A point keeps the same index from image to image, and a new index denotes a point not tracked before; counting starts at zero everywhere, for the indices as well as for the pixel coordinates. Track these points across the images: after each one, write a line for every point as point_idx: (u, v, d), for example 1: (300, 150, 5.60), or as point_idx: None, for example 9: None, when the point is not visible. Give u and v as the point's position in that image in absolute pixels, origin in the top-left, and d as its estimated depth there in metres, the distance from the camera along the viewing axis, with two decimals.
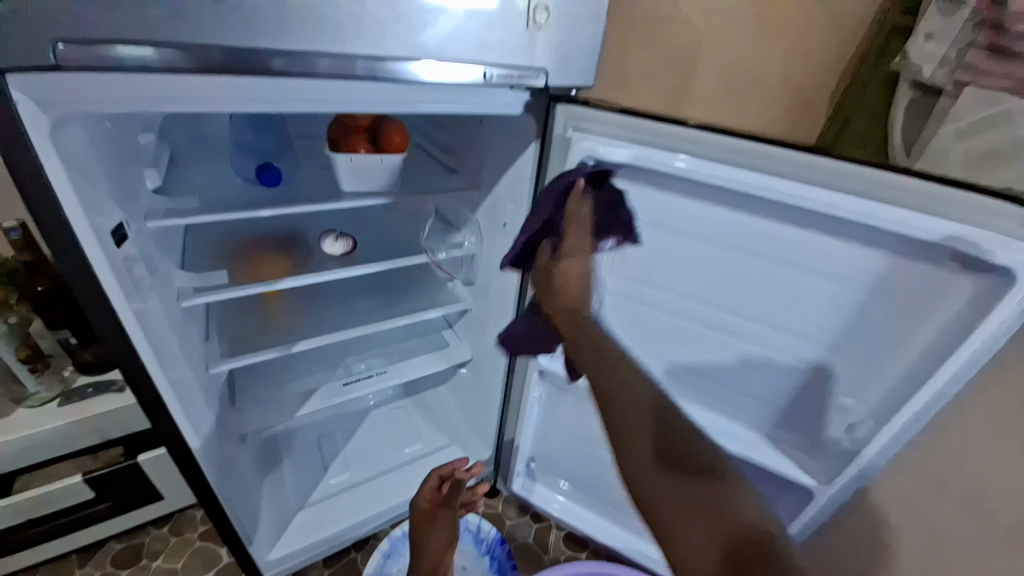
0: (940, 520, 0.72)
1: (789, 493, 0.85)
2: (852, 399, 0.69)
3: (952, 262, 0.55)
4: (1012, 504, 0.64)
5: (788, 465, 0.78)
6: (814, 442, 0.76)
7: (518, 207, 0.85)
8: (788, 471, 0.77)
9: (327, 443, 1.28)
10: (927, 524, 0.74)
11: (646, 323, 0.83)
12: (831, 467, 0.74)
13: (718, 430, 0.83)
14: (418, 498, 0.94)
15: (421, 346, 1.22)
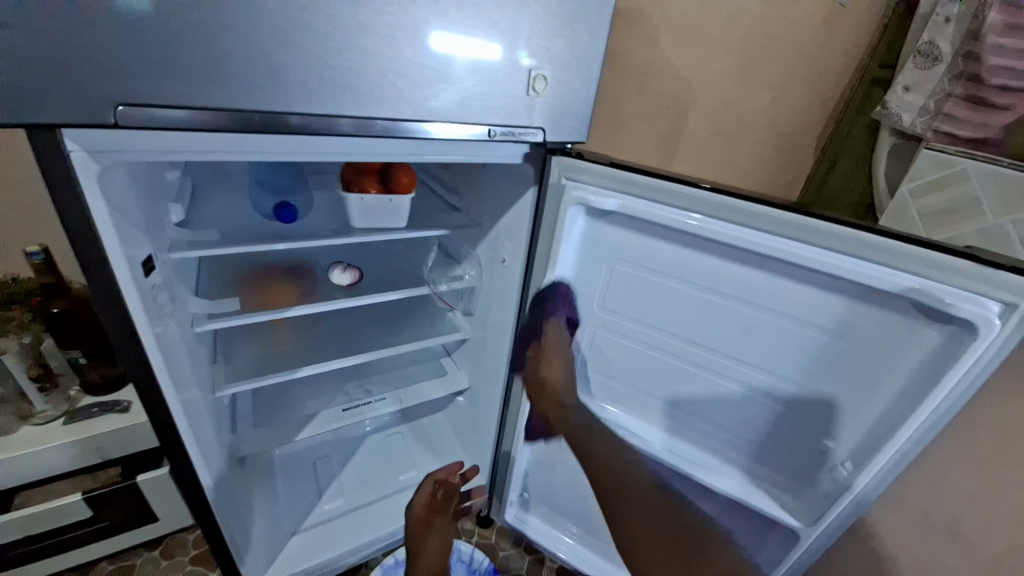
0: (928, 556, 0.76)
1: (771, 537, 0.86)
2: (832, 442, 0.72)
3: (918, 313, 0.59)
4: (991, 537, 0.69)
5: (771, 504, 0.80)
6: (796, 482, 0.79)
7: (516, 246, 0.90)
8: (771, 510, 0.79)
9: (323, 468, 1.29)
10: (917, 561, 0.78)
11: (636, 358, 0.87)
12: (814, 511, 0.76)
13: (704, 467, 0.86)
14: (415, 504, 0.98)
15: (420, 373, 1.25)
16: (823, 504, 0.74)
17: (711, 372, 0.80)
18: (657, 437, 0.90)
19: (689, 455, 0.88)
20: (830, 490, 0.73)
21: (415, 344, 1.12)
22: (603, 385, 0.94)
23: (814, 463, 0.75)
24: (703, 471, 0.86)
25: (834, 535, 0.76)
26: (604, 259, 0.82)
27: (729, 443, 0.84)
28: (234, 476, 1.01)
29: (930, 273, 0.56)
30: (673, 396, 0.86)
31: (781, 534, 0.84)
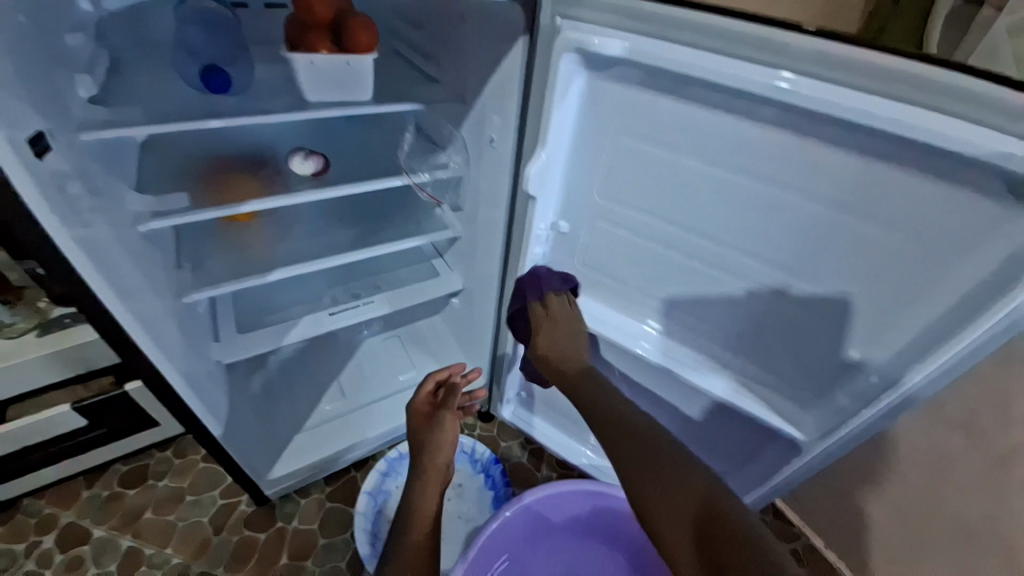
0: (945, 454, 0.81)
1: (772, 446, 0.83)
2: (856, 352, 0.64)
3: (1006, 193, 0.47)
4: (999, 431, 0.73)
5: (772, 416, 0.76)
6: (809, 396, 0.73)
7: (506, 122, 0.75)
8: (772, 421, 0.76)
9: (320, 371, 1.27)
10: (932, 457, 0.83)
11: (643, 257, 0.77)
12: (824, 423, 0.71)
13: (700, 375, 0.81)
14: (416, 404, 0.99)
15: (411, 275, 1.17)
16: (839, 409, 0.69)
17: (731, 271, 0.69)
18: (656, 343, 0.83)
19: (691, 361, 0.82)
20: (853, 398, 0.66)
21: (398, 244, 1.02)
22: (604, 286, 0.85)
23: (836, 371, 0.67)
24: (701, 379, 0.81)
25: (839, 456, 0.72)
26: (611, 134, 0.68)
27: (741, 346, 0.76)
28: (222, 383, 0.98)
29: None
30: (679, 296, 0.77)
31: (782, 446, 0.81)
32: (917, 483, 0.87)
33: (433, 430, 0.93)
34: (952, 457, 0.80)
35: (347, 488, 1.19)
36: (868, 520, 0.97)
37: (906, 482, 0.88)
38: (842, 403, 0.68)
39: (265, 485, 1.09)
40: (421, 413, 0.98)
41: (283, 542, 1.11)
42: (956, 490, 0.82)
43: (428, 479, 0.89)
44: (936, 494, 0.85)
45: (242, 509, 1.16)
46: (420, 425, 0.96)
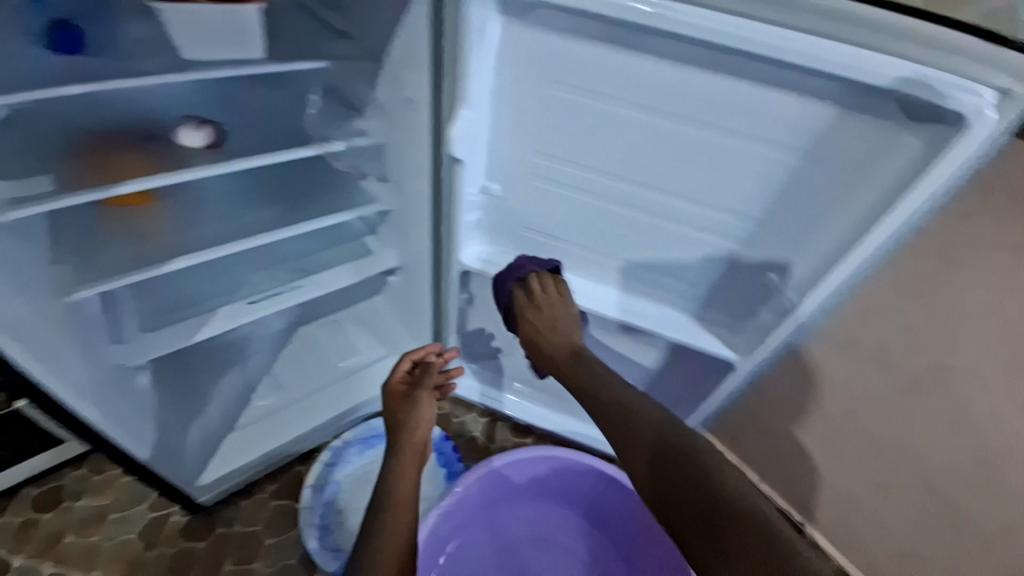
0: (866, 381, 0.87)
1: (709, 372, 0.90)
2: (777, 274, 0.70)
3: (902, 113, 0.51)
4: (908, 351, 0.80)
5: (711, 343, 0.81)
6: (739, 318, 0.79)
7: (421, 76, 0.68)
8: (711, 348, 0.80)
9: (250, 364, 1.17)
10: (856, 387, 0.89)
11: (576, 213, 0.76)
12: (752, 340, 0.78)
13: (647, 317, 0.82)
14: (392, 383, 0.93)
15: (340, 255, 1.08)
16: (763, 325, 0.76)
17: (666, 216, 0.71)
18: (602, 292, 0.84)
19: (637, 304, 0.83)
20: (776, 313, 0.73)
21: (322, 220, 0.94)
22: (540, 246, 0.83)
23: (760, 290, 0.73)
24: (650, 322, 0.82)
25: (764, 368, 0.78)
26: (534, 85, 0.63)
27: (678, 283, 0.80)
28: (123, 394, 0.87)
29: (934, 57, 0.46)
30: (618, 248, 0.78)
31: (715, 369, 0.89)
32: (842, 410, 0.93)
33: (412, 407, 0.88)
34: (863, 386, 0.88)
35: (293, 483, 1.13)
36: (796, 453, 1.05)
37: (832, 411, 0.95)
38: (767, 319, 0.75)
39: (196, 492, 1.02)
40: (398, 392, 0.92)
41: (225, 549, 1.04)
42: (871, 411, 0.89)
43: (407, 458, 0.83)
44: (856, 419, 0.92)
45: (176, 519, 1.07)
46: (397, 404, 0.90)
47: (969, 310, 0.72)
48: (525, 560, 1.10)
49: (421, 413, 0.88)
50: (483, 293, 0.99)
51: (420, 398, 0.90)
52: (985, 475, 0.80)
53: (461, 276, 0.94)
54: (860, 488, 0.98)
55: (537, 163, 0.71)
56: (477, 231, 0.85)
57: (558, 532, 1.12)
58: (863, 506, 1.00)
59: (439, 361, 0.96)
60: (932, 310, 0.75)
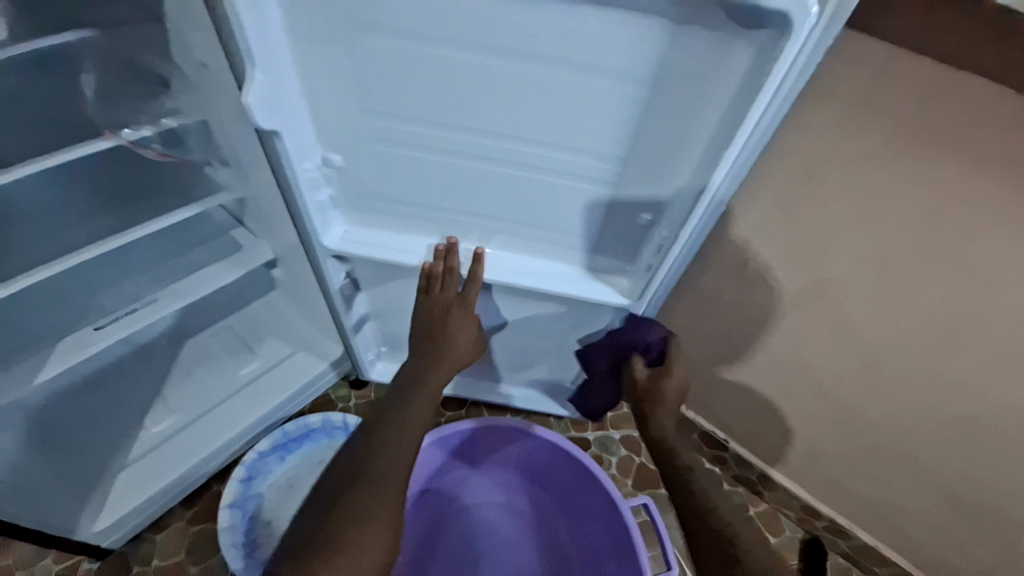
0: (759, 301, 0.90)
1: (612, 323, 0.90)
2: (649, 214, 0.69)
3: (732, 23, 0.46)
4: (790, 270, 0.82)
5: (606, 294, 0.79)
6: (628, 263, 0.78)
7: (206, 35, 0.56)
8: (605, 297, 0.79)
9: (136, 390, 1.05)
10: (750, 308, 0.92)
11: (438, 175, 0.69)
12: (640, 283, 0.78)
13: (542, 275, 0.79)
14: (431, 298, 0.78)
15: (205, 257, 0.98)
16: (647, 265, 0.75)
17: (527, 166, 0.66)
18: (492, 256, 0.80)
19: (524, 263, 0.80)
20: (653, 252, 0.73)
21: (163, 220, 0.82)
22: (411, 215, 0.76)
23: (637, 233, 0.72)
24: (546, 279, 0.79)
25: (658, 304, 0.80)
26: (341, 35, 0.54)
27: (558, 236, 0.76)
28: None
29: None
30: (492, 208, 0.73)
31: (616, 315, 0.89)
32: (742, 331, 0.97)
33: (452, 336, 0.80)
34: (757, 308, 0.91)
35: (212, 504, 1.06)
36: (713, 380, 1.11)
37: (735, 333, 0.98)
38: (648, 259, 0.75)
39: (95, 539, 0.93)
40: (436, 309, 0.79)
41: None
42: (765, 328, 0.93)
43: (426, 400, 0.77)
44: (754, 338, 0.96)
45: (87, 566, 0.97)
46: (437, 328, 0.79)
47: (833, 223, 0.73)
48: (489, 537, 1.09)
49: (452, 321, 0.80)
50: (370, 278, 0.91)
51: (455, 322, 0.80)
52: (866, 378, 0.87)
53: (337, 263, 0.84)
54: (770, 402, 1.05)
55: (377, 127, 0.63)
56: (336, 209, 0.76)
57: (498, 489, 1.12)
58: (775, 418, 1.07)
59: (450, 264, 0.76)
60: (807, 226, 0.75)
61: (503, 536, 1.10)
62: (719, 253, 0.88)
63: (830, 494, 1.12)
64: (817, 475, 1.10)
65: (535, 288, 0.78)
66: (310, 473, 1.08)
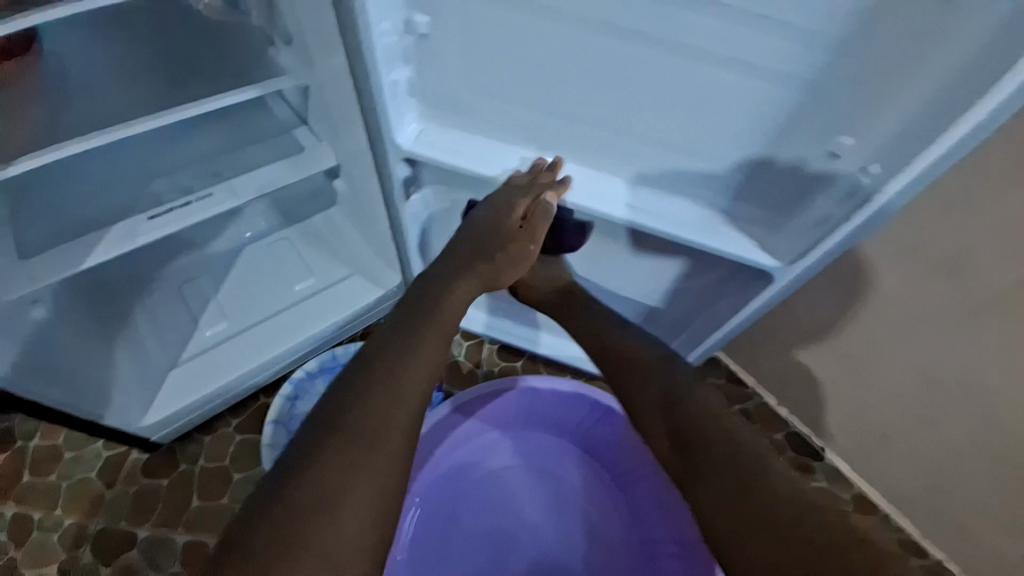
0: (934, 293, 0.72)
1: (729, 293, 0.73)
2: (850, 138, 0.50)
3: None
4: (996, 258, 0.64)
5: (746, 246, 0.62)
6: (780, 215, 0.59)
7: None
8: (745, 252, 0.61)
9: (192, 291, 1.02)
10: (920, 300, 0.74)
11: (561, 58, 0.52)
12: (799, 242, 0.59)
13: (669, 215, 0.62)
14: (508, 193, 0.63)
15: (265, 154, 0.89)
16: (821, 216, 0.56)
17: (687, 46, 0.48)
18: (608, 187, 0.64)
19: (643, 196, 0.63)
20: (837, 200, 0.54)
21: (219, 98, 0.71)
22: (511, 114, 0.59)
23: (814, 168, 0.53)
24: (671, 222, 0.62)
25: (812, 276, 0.61)
26: None
27: (702, 161, 0.58)
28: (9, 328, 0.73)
29: None
30: (618, 114, 0.56)
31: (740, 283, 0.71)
32: (895, 324, 0.78)
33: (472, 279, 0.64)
34: (920, 295, 0.73)
35: (259, 416, 1.03)
36: (828, 378, 0.94)
37: (885, 324, 0.80)
38: (823, 210, 0.56)
39: (144, 431, 0.92)
40: (497, 215, 0.64)
41: (191, 486, 0.96)
42: (929, 327, 0.75)
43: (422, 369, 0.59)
44: (905, 336, 0.78)
45: (135, 457, 0.98)
46: (482, 230, 0.65)
47: None
48: (466, 502, 0.98)
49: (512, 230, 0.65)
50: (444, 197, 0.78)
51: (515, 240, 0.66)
52: None
53: (408, 170, 0.70)
54: (904, 412, 0.86)
55: None
56: (413, 99, 0.61)
57: (547, 460, 1.02)
58: (898, 432, 0.89)
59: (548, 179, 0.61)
60: None
61: (531, 516, 0.99)
62: (905, 218, 0.68)
63: (948, 535, 0.93)
64: (940, 510, 0.91)
65: (650, 229, 0.62)
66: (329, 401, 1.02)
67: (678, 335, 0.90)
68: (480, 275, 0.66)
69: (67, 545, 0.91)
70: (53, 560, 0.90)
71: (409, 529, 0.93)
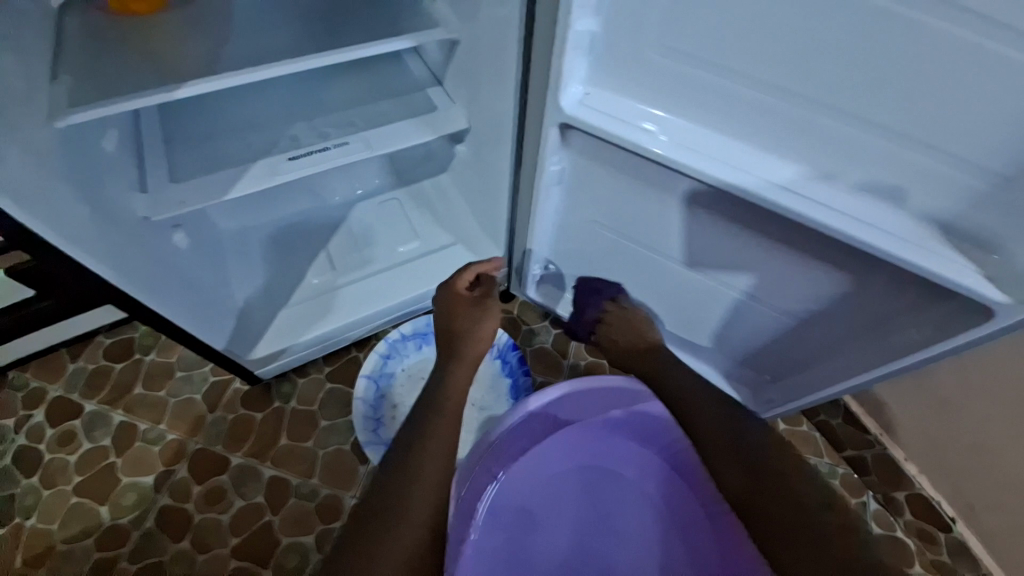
0: None
1: (902, 323, 0.63)
2: None
3: None
4: None
5: (964, 273, 0.51)
6: (1015, 239, 0.49)
7: None
8: (962, 281, 0.51)
9: (305, 237, 1.06)
10: None
11: (783, 18, 0.45)
12: None
13: (867, 224, 0.54)
14: (444, 294, 0.89)
15: (399, 109, 0.88)
16: None
17: (960, 9, 0.39)
18: (792, 183, 0.56)
19: (829, 194, 0.55)
20: None
21: (377, 43, 0.70)
22: (694, 83, 0.53)
23: None
24: (867, 232, 0.53)
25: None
26: None
27: (923, 157, 0.49)
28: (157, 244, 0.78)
29: None
30: (835, 91, 0.48)
31: (921, 315, 0.61)
32: None
33: (474, 318, 0.85)
34: None
35: (349, 368, 1.05)
36: (988, 442, 0.78)
37: None
38: None
39: (250, 363, 0.95)
40: (454, 301, 0.87)
41: (281, 423, 1.00)
42: None
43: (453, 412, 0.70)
44: None
45: (236, 386, 1.03)
46: (455, 307, 0.86)
47: None
48: (549, 512, 0.93)
49: (462, 300, 0.87)
50: (580, 172, 0.73)
51: (480, 309, 0.86)
52: None
53: (558, 137, 0.66)
54: None
55: None
56: (588, 59, 0.56)
57: (644, 486, 0.95)
58: None
59: (464, 280, 0.90)
60: None
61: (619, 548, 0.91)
62: None
63: None
64: None
65: (840, 235, 0.54)
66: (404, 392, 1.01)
67: (813, 365, 0.80)
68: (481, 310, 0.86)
69: (165, 458, 0.97)
70: (151, 470, 0.96)
71: (488, 526, 0.90)
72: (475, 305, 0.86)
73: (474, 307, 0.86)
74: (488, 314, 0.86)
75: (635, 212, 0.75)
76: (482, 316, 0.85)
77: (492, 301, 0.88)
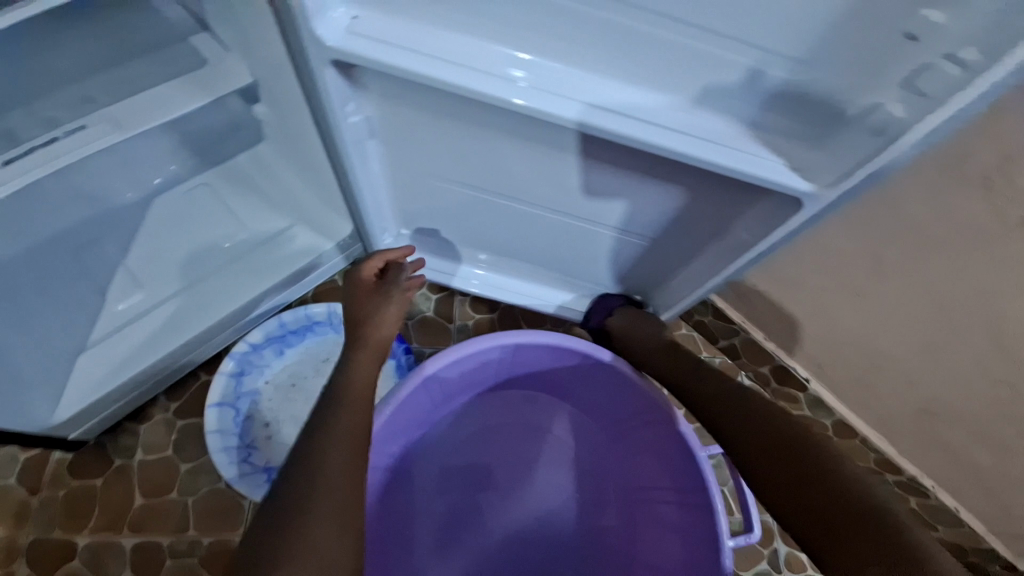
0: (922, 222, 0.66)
1: (738, 223, 0.63)
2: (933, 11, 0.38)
3: None
4: None
5: (777, 166, 0.50)
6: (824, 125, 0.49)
7: None
8: (782, 179, 0.50)
9: (94, 256, 0.84)
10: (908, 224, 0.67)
11: None
12: (842, 162, 0.49)
13: (689, 131, 0.50)
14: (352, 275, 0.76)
15: (155, 72, 0.69)
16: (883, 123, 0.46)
17: None
18: (606, 97, 0.50)
19: (642, 104, 0.50)
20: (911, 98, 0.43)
21: None
22: None
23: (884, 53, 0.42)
24: (690, 142, 0.49)
25: (850, 203, 0.50)
26: None
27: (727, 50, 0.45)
28: None
29: None
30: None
31: (750, 217, 0.61)
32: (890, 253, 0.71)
33: (377, 305, 0.72)
34: (924, 222, 0.66)
35: (201, 396, 0.89)
36: (827, 307, 0.86)
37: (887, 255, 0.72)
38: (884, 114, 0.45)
39: (58, 427, 0.77)
40: (363, 285, 0.74)
41: (131, 483, 0.83)
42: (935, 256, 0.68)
43: (349, 408, 0.62)
44: (902, 268, 0.72)
45: (59, 456, 0.84)
46: (358, 292, 0.74)
47: None
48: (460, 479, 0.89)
49: (366, 287, 0.75)
50: (389, 120, 0.62)
51: (387, 298, 0.73)
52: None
53: (342, 80, 0.53)
54: (902, 348, 0.81)
55: None
56: None
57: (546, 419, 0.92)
58: (896, 366, 0.84)
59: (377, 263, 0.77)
60: None
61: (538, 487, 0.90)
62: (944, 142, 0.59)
63: (923, 460, 0.93)
64: (920, 439, 0.91)
65: (661, 150, 0.49)
66: (261, 433, 0.87)
67: (681, 278, 0.81)
68: (388, 300, 0.73)
69: None
70: None
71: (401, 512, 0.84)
72: (384, 292, 0.74)
73: (380, 292, 0.74)
74: (389, 309, 0.73)
75: (465, 156, 0.66)
76: (388, 304, 0.73)
77: (402, 289, 0.75)
